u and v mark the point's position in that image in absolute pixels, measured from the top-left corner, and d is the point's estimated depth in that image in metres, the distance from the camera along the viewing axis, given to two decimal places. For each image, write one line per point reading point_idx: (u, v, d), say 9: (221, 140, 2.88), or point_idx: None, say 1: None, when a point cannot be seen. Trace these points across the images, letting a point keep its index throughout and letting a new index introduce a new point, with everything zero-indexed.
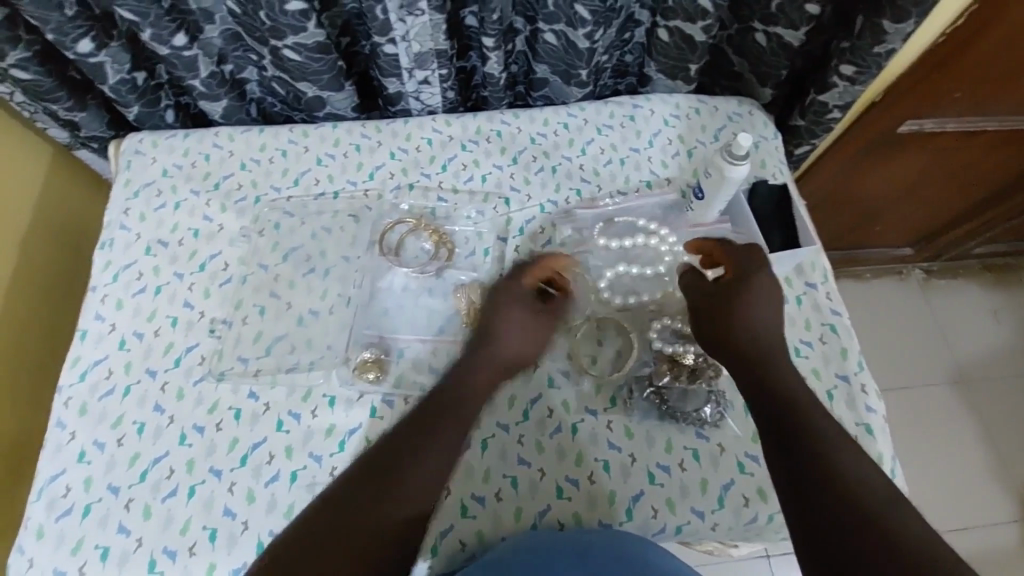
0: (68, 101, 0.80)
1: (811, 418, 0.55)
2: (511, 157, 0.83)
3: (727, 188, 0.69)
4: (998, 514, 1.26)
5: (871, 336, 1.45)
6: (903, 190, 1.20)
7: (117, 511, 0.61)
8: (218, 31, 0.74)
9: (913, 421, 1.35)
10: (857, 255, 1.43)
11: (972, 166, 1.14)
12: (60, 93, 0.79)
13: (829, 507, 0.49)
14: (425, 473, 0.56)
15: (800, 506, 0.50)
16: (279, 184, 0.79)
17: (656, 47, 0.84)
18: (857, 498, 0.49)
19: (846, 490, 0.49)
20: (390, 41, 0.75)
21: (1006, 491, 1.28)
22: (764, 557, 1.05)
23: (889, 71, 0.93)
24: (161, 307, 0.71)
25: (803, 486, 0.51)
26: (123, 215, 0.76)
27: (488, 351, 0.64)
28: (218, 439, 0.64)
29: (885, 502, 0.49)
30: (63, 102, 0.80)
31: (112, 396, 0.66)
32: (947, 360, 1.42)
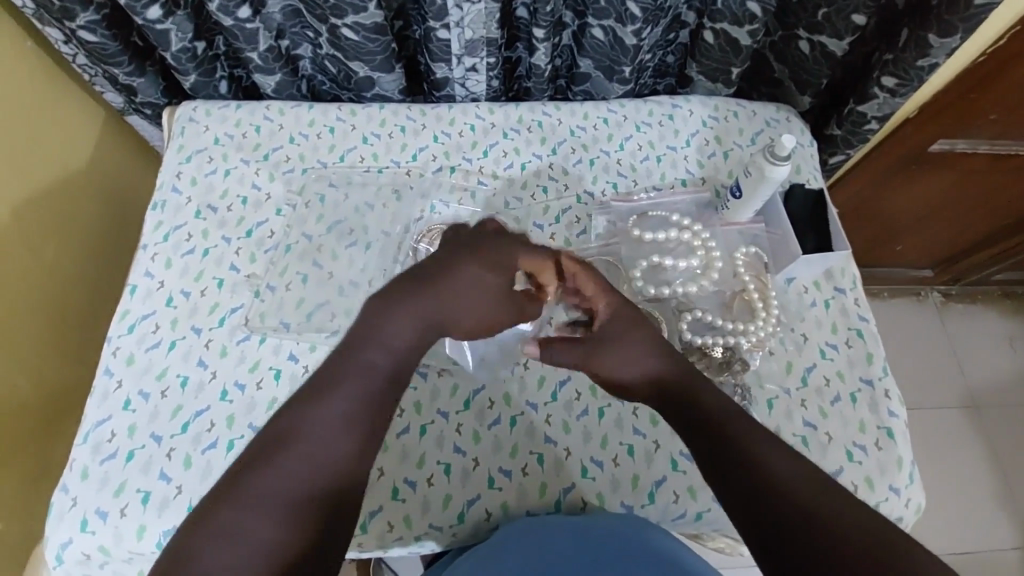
0: (128, 66, 0.83)
1: (726, 415, 0.56)
2: (551, 148, 0.85)
3: (766, 188, 0.70)
4: (1004, 540, 1.26)
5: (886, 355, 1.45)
6: (928, 210, 1.21)
7: (159, 459, 0.63)
8: (279, 7, 0.77)
9: (922, 441, 1.35)
10: (877, 273, 1.44)
11: (999, 190, 1.15)
12: (123, 57, 0.81)
13: (766, 501, 0.50)
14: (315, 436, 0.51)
15: (745, 506, 0.50)
16: (325, 159, 0.82)
17: (700, 49, 0.86)
18: (788, 487, 0.50)
19: (775, 478, 0.51)
20: (444, 26, 0.77)
21: (1012, 517, 1.29)
22: None
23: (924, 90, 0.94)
24: (208, 269, 0.74)
25: (734, 485, 0.52)
26: (175, 178, 0.79)
27: (412, 303, 0.57)
28: (257, 397, 0.66)
29: (811, 486, 0.50)
30: (124, 66, 0.83)
31: (158, 350, 0.69)
32: (961, 385, 1.42)
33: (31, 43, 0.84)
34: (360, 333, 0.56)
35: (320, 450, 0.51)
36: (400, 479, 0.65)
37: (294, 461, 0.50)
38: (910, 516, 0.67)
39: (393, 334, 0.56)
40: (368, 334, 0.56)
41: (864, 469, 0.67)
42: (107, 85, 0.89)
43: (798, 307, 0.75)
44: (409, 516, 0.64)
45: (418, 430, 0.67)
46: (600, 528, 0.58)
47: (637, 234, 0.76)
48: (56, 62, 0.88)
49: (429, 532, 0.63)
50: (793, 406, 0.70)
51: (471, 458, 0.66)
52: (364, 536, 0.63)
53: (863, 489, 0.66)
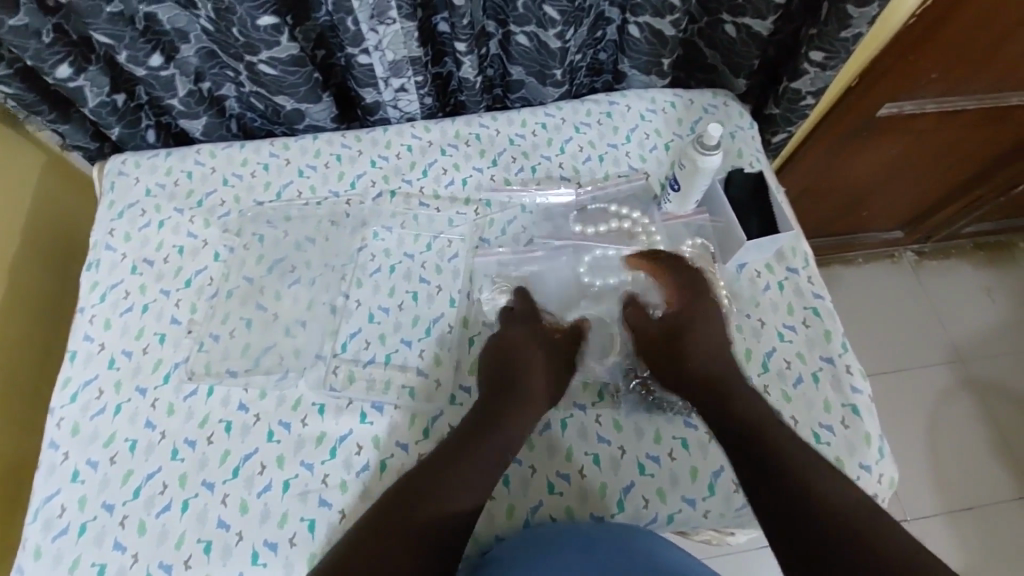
0: (51, 113, 0.81)
1: (774, 426, 0.59)
2: (490, 159, 0.84)
3: (701, 179, 0.68)
4: (1004, 493, 1.26)
5: (865, 318, 1.45)
6: (890, 172, 1.20)
7: (112, 528, 0.61)
8: (194, 50, 0.74)
9: (907, 403, 1.35)
10: (848, 240, 1.44)
11: (955, 145, 1.15)
12: (43, 106, 0.79)
13: (816, 520, 0.51)
14: (458, 483, 0.58)
15: (766, 491, 0.55)
16: (262, 197, 0.80)
17: (628, 44, 0.85)
18: (831, 505, 0.52)
19: (822, 499, 0.52)
20: (363, 51, 0.76)
21: (1007, 467, 1.29)
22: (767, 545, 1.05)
23: (871, 43, 0.92)
24: (149, 324, 0.72)
25: (769, 480, 0.55)
26: (108, 236, 0.77)
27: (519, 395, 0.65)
28: (209, 452, 0.64)
29: (856, 508, 0.51)
30: (46, 115, 0.81)
31: (103, 416, 0.66)
32: (944, 340, 1.43)
33: None
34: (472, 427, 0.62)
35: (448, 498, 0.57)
36: None
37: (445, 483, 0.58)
38: (885, 490, 0.67)
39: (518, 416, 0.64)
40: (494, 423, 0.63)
41: (833, 449, 0.66)
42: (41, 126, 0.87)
43: (752, 292, 0.75)
44: None
45: (378, 466, 0.64)
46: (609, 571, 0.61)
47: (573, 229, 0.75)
48: None
49: None
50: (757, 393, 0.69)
51: None
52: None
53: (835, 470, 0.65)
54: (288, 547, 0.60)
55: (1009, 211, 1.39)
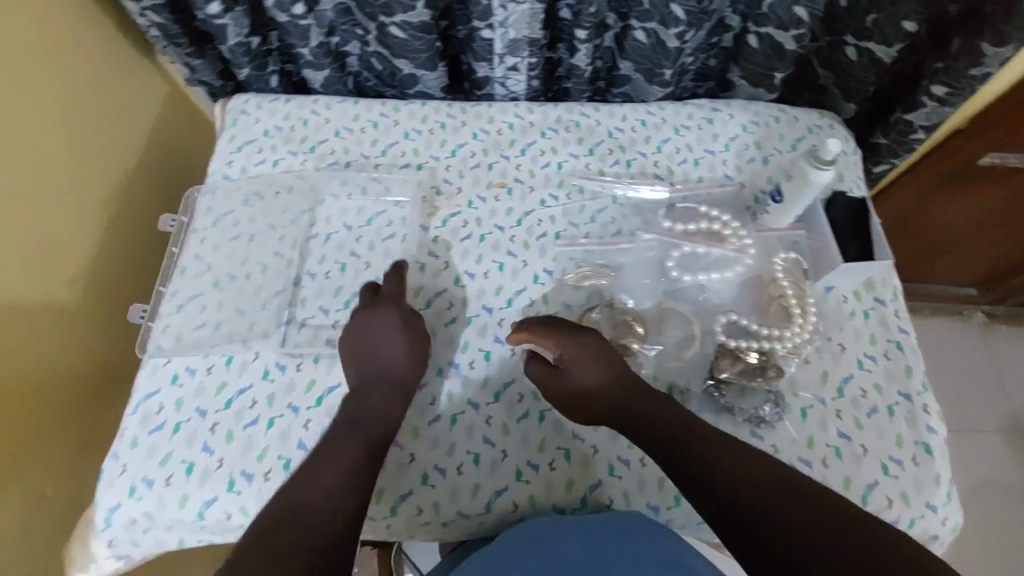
0: (188, 47, 0.87)
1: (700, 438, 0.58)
2: (587, 148, 0.87)
3: (808, 193, 0.68)
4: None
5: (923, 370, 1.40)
6: (979, 227, 1.17)
7: (203, 432, 0.66)
8: (332, 5, 0.78)
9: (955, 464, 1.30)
10: (917, 288, 1.41)
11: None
12: (183, 39, 0.85)
13: (791, 525, 0.48)
14: (332, 468, 0.58)
15: (725, 503, 0.52)
16: (368, 152, 0.85)
17: (743, 53, 0.85)
18: (782, 498, 0.50)
19: (776, 499, 0.51)
20: (488, 26, 0.79)
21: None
22: None
23: (990, 90, 0.90)
24: (253, 254, 0.77)
25: (722, 492, 0.52)
26: (226, 167, 0.82)
27: (379, 373, 0.65)
28: (297, 378, 0.69)
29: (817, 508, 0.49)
30: (184, 47, 0.87)
31: (204, 329, 0.72)
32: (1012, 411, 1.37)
33: (105, 20, 0.88)
34: (349, 415, 0.62)
35: (324, 487, 0.56)
36: (430, 465, 0.66)
37: (326, 474, 0.57)
38: (946, 535, 0.65)
39: (390, 398, 0.64)
40: (362, 409, 0.63)
41: (899, 485, 0.65)
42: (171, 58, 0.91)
43: (837, 317, 0.74)
44: (438, 503, 0.65)
45: (449, 419, 0.68)
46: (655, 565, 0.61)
47: (663, 225, 0.76)
48: (128, 39, 0.93)
49: (455, 520, 0.65)
50: (828, 416, 0.69)
51: (500, 450, 0.67)
52: (371, 507, 0.65)
53: (898, 504, 0.65)
54: None
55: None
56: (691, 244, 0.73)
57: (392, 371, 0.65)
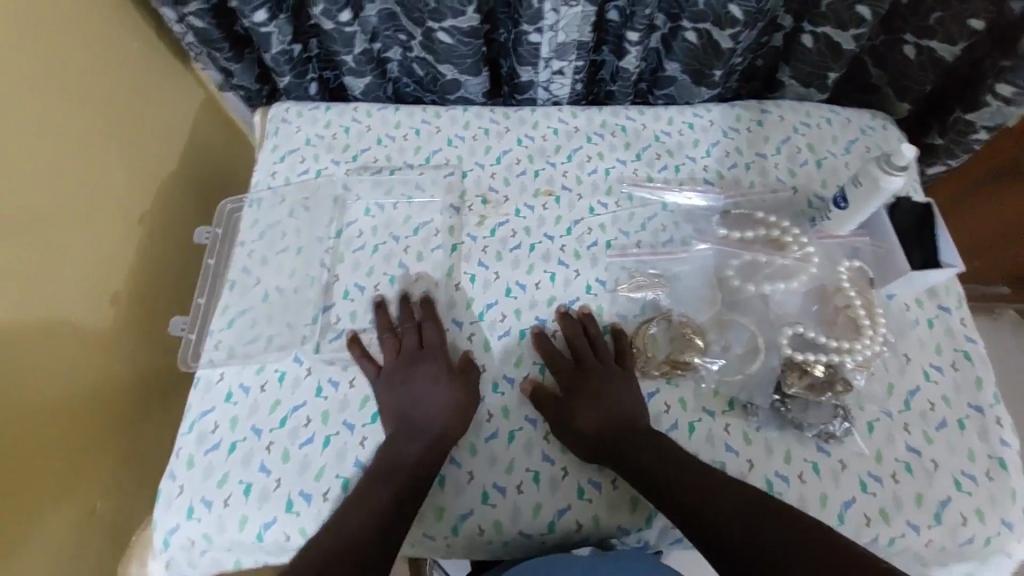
0: (228, 52, 0.85)
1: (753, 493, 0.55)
2: (634, 153, 0.85)
3: (876, 199, 0.65)
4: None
5: None
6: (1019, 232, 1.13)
7: (259, 451, 0.65)
8: (376, 10, 0.76)
9: None
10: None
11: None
12: (224, 44, 0.83)
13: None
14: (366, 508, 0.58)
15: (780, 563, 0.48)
16: (412, 160, 0.83)
17: (797, 53, 0.82)
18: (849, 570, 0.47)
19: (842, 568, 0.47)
20: (537, 30, 0.76)
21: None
22: None
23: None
24: (301, 267, 0.75)
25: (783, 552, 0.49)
26: (270, 177, 0.81)
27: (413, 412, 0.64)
28: (350, 395, 0.67)
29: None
30: (224, 52, 0.85)
31: (255, 345, 0.71)
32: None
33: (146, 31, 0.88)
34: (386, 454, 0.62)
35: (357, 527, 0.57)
36: (490, 483, 0.65)
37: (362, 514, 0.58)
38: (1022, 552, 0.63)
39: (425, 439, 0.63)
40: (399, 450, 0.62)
41: (974, 501, 0.63)
42: (209, 66, 0.90)
43: (901, 326, 0.72)
44: (499, 522, 0.63)
45: (507, 436, 0.67)
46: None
47: (718, 233, 0.75)
48: (169, 49, 0.93)
49: (517, 539, 0.63)
50: (896, 429, 0.67)
51: (560, 468, 0.65)
52: (431, 527, 0.64)
53: (974, 522, 0.62)
54: None
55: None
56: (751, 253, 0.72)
57: (428, 413, 0.64)
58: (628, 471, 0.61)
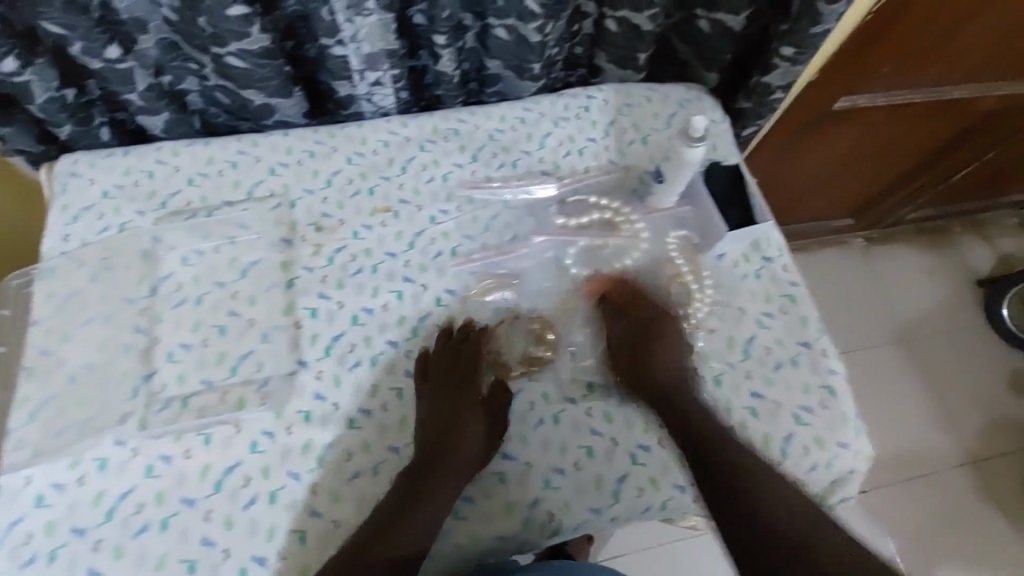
0: None
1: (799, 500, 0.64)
2: (470, 155, 0.84)
3: (686, 170, 0.69)
4: (958, 456, 1.37)
5: (824, 302, 1.52)
6: (848, 159, 1.26)
7: (85, 554, 0.58)
8: (153, 42, 0.68)
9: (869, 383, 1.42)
10: (809, 227, 1.50)
11: (906, 134, 1.20)
12: None
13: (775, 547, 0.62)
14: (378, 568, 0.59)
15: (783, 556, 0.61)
16: (231, 197, 0.77)
17: (605, 39, 0.85)
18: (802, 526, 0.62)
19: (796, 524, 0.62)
20: (338, 43, 0.73)
21: (963, 438, 1.38)
22: None
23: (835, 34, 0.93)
24: (113, 336, 0.67)
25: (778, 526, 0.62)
26: (63, 242, 0.72)
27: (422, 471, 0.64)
28: (188, 467, 0.62)
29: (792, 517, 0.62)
30: None
31: (66, 435, 0.62)
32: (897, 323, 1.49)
33: None
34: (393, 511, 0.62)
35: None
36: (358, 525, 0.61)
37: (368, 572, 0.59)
38: (862, 466, 0.69)
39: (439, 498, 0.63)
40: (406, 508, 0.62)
41: (813, 430, 0.69)
42: None
43: (733, 282, 0.76)
44: None
45: (371, 472, 0.64)
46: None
47: (557, 223, 0.75)
48: None
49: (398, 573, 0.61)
50: (740, 379, 0.71)
51: None
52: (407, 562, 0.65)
53: (814, 450, 0.68)
54: (279, 559, 0.59)
55: (957, 195, 1.47)
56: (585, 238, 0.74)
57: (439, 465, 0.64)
58: (703, 476, 0.65)
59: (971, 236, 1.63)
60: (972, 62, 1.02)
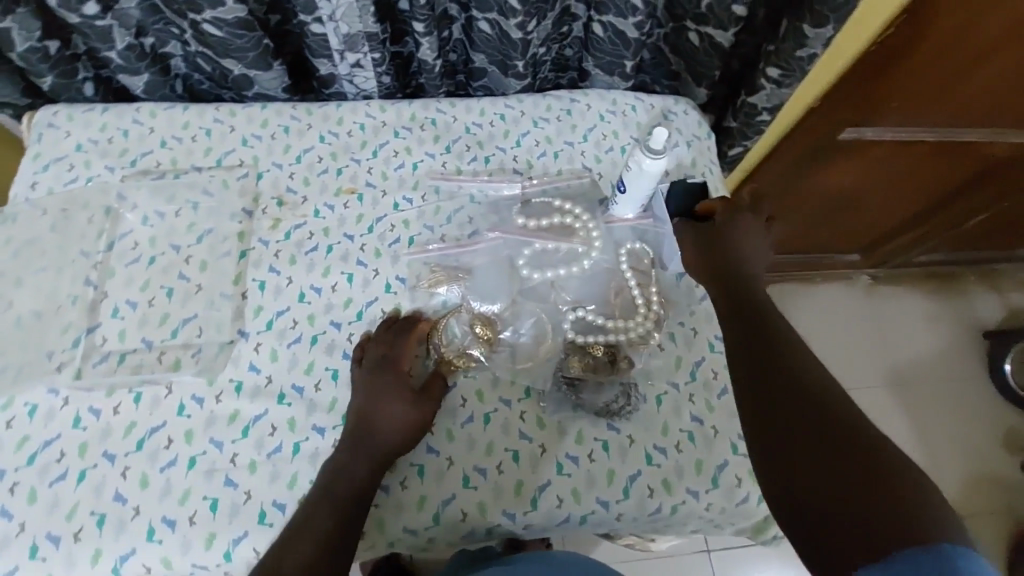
0: None
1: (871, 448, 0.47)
2: (444, 146, 0.83)
3: (646, 181, 0.67)
4: None
5: (820, 335, 1.48)
6: (856, 192, 1.21)
7: (1, 495, 0.59)
8: (135, 3, 0.70)
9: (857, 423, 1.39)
10: (811, 258, 1.47)
11: (915, 174, 1.16)
12: None
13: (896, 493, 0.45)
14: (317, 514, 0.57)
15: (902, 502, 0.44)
16: (200, 163, 0.77)
17: (592, 43, 0.84)
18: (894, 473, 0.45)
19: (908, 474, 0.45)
20: (316, 20, 0.73)
21: (943, 491, 1.34)
22: (706, 550, 1.15)
23: (838, 58, 0.89)
24: (64, 287, 0.69)
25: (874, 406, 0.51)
26: (30, 190, 0.73)
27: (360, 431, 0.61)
28: (114, 422, 0.62)
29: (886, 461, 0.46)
30: None
31: (3, 378, 0.64)
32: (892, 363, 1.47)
33: None
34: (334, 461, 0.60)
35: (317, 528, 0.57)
36: (268, 501, 0.60)
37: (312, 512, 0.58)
38: None
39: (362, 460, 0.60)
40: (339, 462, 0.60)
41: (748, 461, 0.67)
42: None
43: (688, 302, 0.75)
44: None
45: (290, 449, 0.63)
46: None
47: (516, 222, 0.75)
48: None
49: None
50: (682, 401, 0.69)
51: None
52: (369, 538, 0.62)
53: (747, 481, 0.66)
54: (186, 525, 0.59)
55: (969, 240, 1.41)
56: (542, 241, 0.73)
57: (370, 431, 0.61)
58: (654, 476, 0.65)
59: (978, 285, 1.58)
60: (977, 111, 0.97)
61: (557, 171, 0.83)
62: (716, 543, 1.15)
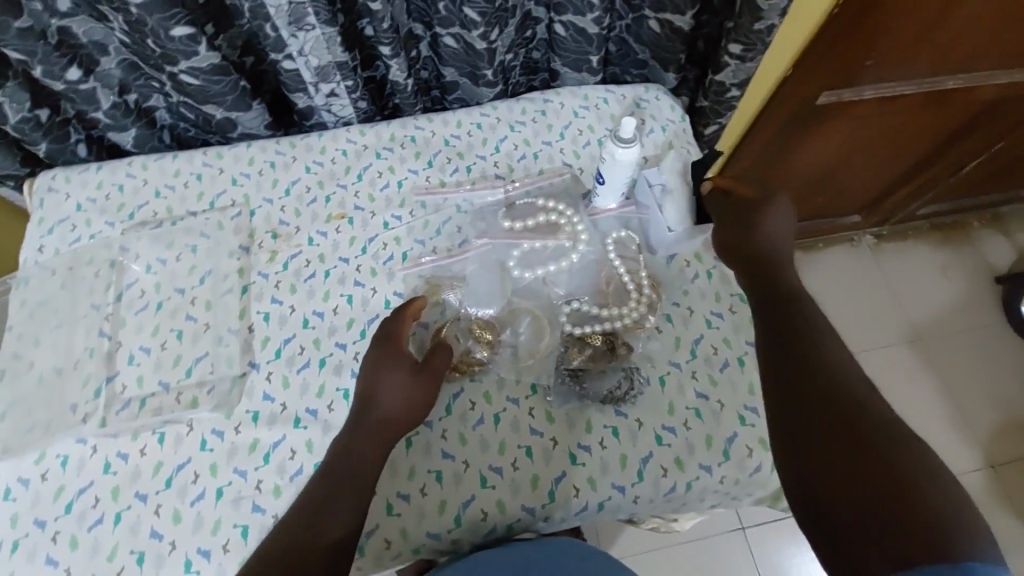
0: None
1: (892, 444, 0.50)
2: (425, 161, 0.85)
3: (622, 171, 0.70)
4: (970, 462, 1.31)
5: (831, 298, 1.48)
6: (846, 152, 1.21)
7: (44, 544, 0.62)
8: (115, 62, 0.74)
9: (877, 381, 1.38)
10: (812, 224, 1.46)
11: (903, 127, 1.15)
12: None
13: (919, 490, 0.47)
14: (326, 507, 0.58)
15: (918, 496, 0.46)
16: (195, 208, 0.80)
17: (556, 43, 0.86)
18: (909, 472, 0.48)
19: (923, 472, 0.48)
20: (287, 57, 0.76)
21: (971, 441, 1.33)
22: (739, 528, 1.15)
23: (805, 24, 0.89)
24: (80, 341, 0.72)
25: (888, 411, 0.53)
26: (38, 252, 0.77)
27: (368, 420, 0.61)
28: (142, 463, 0.65)
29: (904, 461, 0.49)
30: None
31: (33, 434, 0.67)
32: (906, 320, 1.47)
33: None
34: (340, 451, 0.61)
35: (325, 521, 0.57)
36: None
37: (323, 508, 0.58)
38: None
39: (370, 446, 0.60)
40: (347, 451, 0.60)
41: (757, 431, 0.68)
42: None
43: (680, 282, 0.76)
44: None
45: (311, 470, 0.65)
46: (532, 567, 0.61)
47: (502, 225, 0.77)
48: None
49: None
50: (685, 379, 0.71)
51: None
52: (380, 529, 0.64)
53: (758, 450, 0.67)
54: (221, 554, 0.61)
55: (968, 186, 1.40)
56: (530, 241, 0.75)
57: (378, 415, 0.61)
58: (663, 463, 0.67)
59: (982, 231, 1.57)
60: (957, 55, 0.97)
61: (538, 171, 0.85)
62: (749, 519, 1.16)
